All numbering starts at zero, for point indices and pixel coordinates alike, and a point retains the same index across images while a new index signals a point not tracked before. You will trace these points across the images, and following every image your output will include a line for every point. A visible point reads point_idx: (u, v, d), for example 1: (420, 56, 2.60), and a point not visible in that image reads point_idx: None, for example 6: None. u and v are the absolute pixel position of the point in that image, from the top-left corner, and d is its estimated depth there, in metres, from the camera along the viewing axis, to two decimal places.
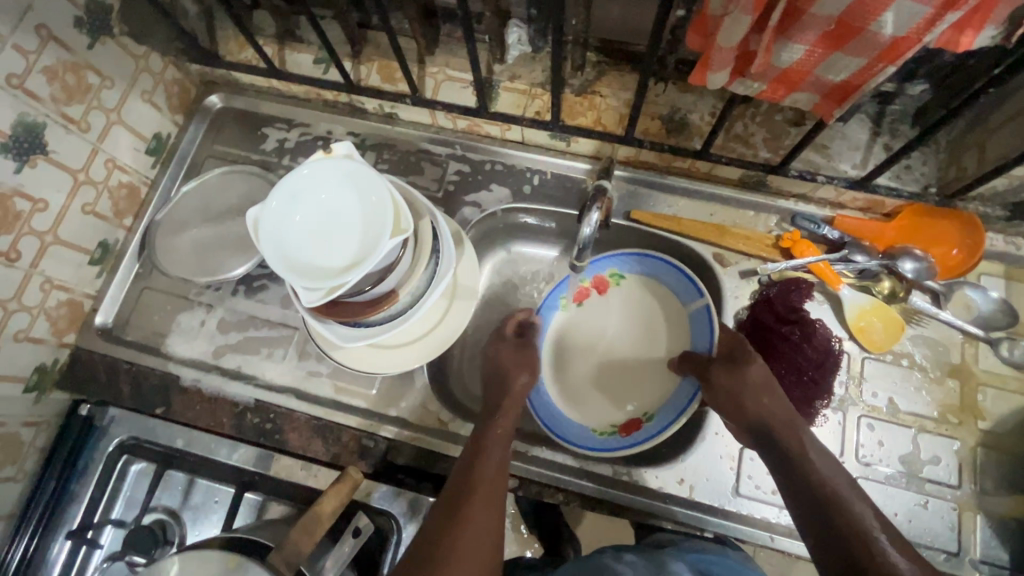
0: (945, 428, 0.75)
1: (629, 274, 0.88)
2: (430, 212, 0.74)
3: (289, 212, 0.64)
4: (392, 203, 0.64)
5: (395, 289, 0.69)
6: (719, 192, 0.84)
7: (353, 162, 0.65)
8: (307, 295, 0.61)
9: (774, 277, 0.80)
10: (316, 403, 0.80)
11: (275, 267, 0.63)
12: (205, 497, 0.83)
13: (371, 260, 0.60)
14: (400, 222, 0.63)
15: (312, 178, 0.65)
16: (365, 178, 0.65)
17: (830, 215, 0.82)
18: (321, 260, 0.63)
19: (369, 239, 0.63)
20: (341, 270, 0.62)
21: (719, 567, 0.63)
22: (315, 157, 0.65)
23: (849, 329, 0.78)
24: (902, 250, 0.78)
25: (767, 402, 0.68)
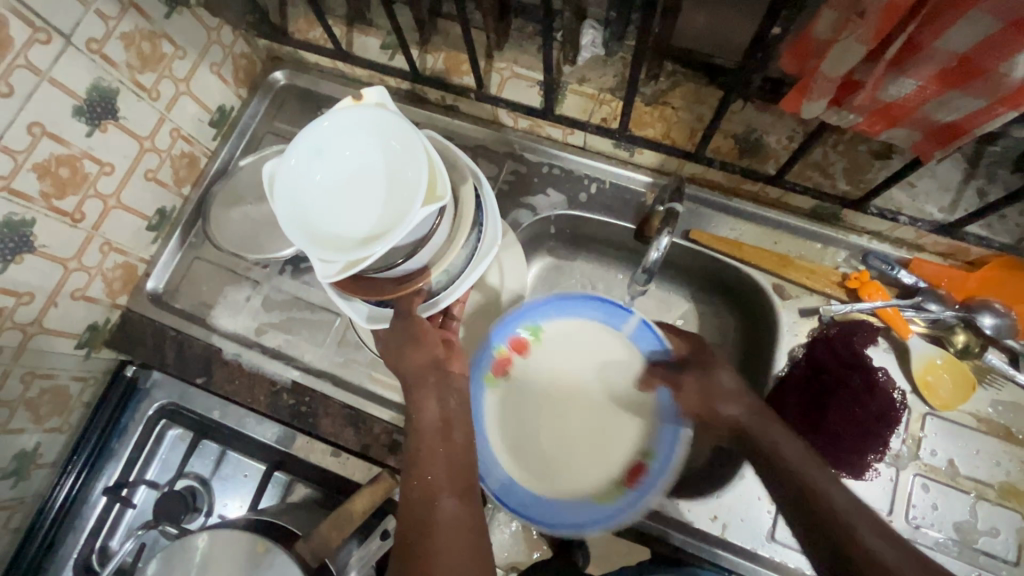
0: (1007, 500, 0.69)
1: (546, 327, 0.79)
2: (473, 179, 0.70)
3: (312, 170, 0.62)
4: (428, 165, 0.60)
5: (428, 266, 0.66)
6: (787, 220, 0.80)
7: (384, 114, 0.62)
8: (323, 268, 0.58)
9: (837, 318, 0.76)
10: (352, 391, 0.81)
11: (291, 232, 0.60)
12: (235, 469, 0.84)
13: (397, 233, 0.56)
14: (435, 188, 0.59)
15: (338, 134, 0.62)
16: (394, 137, 0.61)
17: (906, 258, 0.77)
18: (343, 227, 0.59)
19: (398, 203, 0.59)
20: (363, 241, 0.58)
21: None
22: (342, 108, 0.62)
23: (914, 382, 0.73)
24: (982, 303, 0.72)
25: (821, 497, 0.53)
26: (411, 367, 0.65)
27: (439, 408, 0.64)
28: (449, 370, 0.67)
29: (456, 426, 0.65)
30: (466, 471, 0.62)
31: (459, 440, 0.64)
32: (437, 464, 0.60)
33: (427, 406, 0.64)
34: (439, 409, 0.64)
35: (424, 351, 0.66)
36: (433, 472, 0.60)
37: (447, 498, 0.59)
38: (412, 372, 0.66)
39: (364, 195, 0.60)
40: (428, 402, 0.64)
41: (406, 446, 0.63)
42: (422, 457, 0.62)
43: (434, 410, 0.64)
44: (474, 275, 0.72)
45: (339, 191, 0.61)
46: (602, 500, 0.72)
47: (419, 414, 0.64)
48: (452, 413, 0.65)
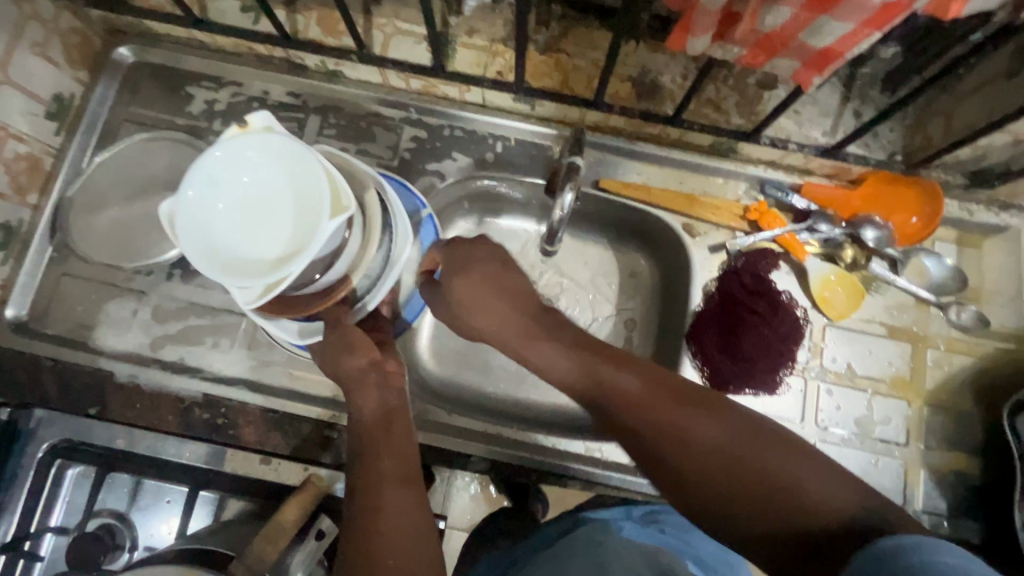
0: (896, 391, 0.78)
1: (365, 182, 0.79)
2: (376, 183, 0.68)
3: (209, 200, 0.59)
4: (328, 178, 0.59)
5: (347, 274, 0.65)
6: (690, 159, 0.81)
7: (273, 135, 0.60)
8: (243, 295, 0.58)
9: (743, 250, 0.80)
10: (272, 394, 0.75)
11: (200, 263, 0.58)
12: (153, 497, 0.78)
13: (310, 250, 0.56)
14: (339, 201, 0.59)
15: (231, 162, 0.59)
16: (292, 154, 0.60)
17: (798, 183, 0.81)
18: (258, 252, 0.59)
19: (307, 224, 0.59)
20: (279, 265, 0.58)
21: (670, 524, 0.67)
22: (229, 133, 0.59)
23: (814, 299, 0.79)
24: (864, 219, 0.78)
25: (618, 419, 0.55)
26: (347, 372, 0.63)
27: (379, 401, 0.63)
28: (386, 368, 0.66)
29: (395, 415, 0.64)
30: (406, 461, 0.60)
31: (397, 431, 0.62)
32: (381, 456, 0.60)
33: (363, 401, 0.63)
34: (379, 399, 0.63)
35: (356, 355, 0.64)
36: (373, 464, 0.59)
37: (393, 485, 0.58)
38: (347, 376, 0.64)
39: (276, 218, 0.60)
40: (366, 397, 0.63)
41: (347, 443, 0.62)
42: (364, 449, 0.61)
43: (372, 403, 0.63)
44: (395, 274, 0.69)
45: (247, 216, 0.60)
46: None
47: (358, 411, 0.63)
48: (393, 406, 0.64)
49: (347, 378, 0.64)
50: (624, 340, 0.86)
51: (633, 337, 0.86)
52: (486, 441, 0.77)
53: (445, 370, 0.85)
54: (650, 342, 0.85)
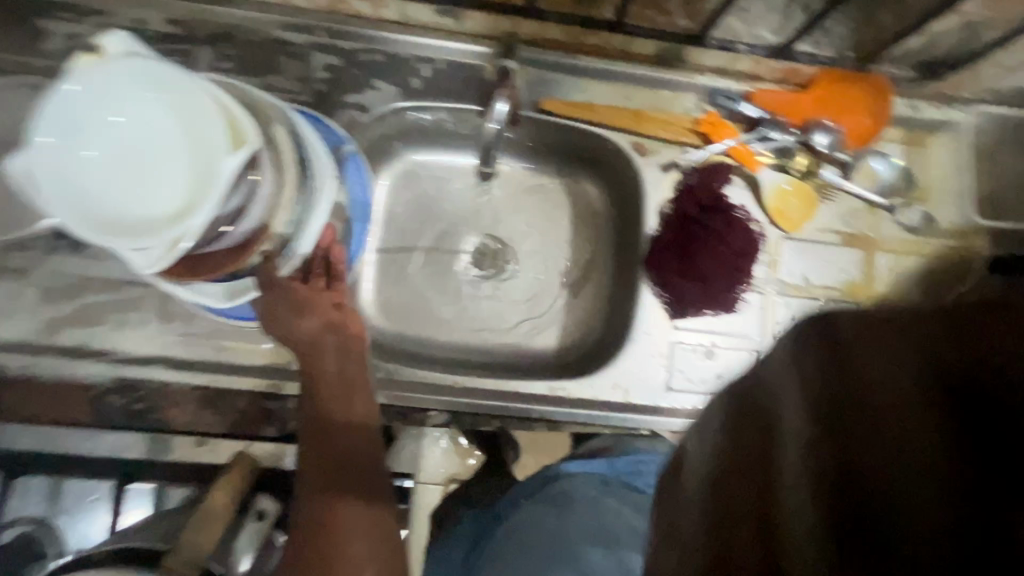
0: (851, 297, 0.77)
1: None
2: (282, 116, 0.58)
3: (72, 148, 0.48)
4: (220, 110, 0.50)
5: (265, 222, 0.55)
6: (637, 71, 0.75)
7: (141, 61, 0.49)
8: (138, 258, 0.48)
9: (696, 166, 0.76)
10: (196, 370, 0.66)
11: (75, 227, 0.48)
12: (79, 498, 0.71)
13: (211, 195, 0.47)
14: (239, 135, 0.50)
15: (94, 99, 0.49)
16: (169, 83, 0.50)
17: (747, 90, 0.76)
18: (147, 206, 0.49)
19: (204, 166, 0.49)
20: (177, 219, 0.49)
21: None
22: (83, 62, 0.48)
23: (768, 212, 0.76)
24: (815, 123, 0.75)
25: None
26: (302, 335, 0.61)
27: (337, 370, 0.62)
28: (347, 331, 0.63)
29: (359, 426, 0.61)
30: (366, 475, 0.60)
31: (360, 448, 0.61)
32: (342, 434, 0.60)
33: (322, 411, 0.60)
34: (339, 365, 0.62)
35: (313, 317, 0.61)
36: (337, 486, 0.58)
37: (348, 473, 0.59)
38: (306, 338, 0.62)
39: (160, 161, 0.50)
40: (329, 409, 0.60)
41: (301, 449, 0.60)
42: (317, 428, 0.60)
43: (330, 372, 0.61)
44: (321, 218, 0.60)
45: (123, 161, 0.49)
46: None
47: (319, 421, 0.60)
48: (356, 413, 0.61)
49: (308, 339, 0.62)
50: (579, 273, 0.83)
51: (590, 268, 0.83)
52: (444, 392, 0.72)
53: (394, 324, 0.79)
54: (609, 271, 0.82)
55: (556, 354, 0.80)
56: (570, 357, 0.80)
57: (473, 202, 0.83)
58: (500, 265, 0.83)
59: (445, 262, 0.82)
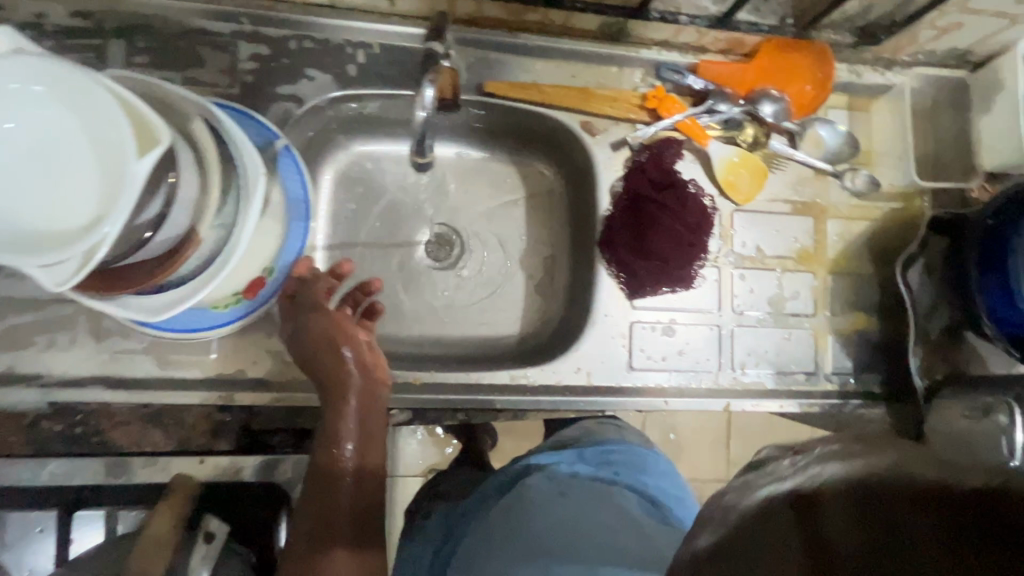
0: (803, 265, 0.78)
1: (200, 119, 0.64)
2: (202, 111, 0.55)
3: None
4: (124, 107, 0.46)
5: (192, 225, 0.52)
6: (581, 49, 0.74)
7: (28, 59, 0.45)
8: (49, 275, 0.44)
9: (646, 142, 0.75)
10: (137, 388, 0.63)
11: None
12: (23, 529, 0.67)
13: (122, 200, 0.44)
14: (148, 133, 0.46)
15: None
16: (63, 82, 0.45)
17: (693, 62, 0.76)
18: (56, 219, 0.45)
19: (112, 169, 0.45)
20: (89, 230, 0.45)
21: (619, 453, 0.69)
22: None
23: (719, 185, 0.76)
24: (761, 93, 0.76)
25: None
26: (325, 372, 0.59)
27: (354, 421, 0.58)
28: (372, 379, 0.60)
29: (371, 462, 0.59)
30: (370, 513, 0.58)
31: (368, 488, 0.58)
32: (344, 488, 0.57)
33: (331, 440, 0.58)
34: (357, 415, 0.59)
35: (333, 356, 0.59)
36: (337, 519, 0.56)
37: (344, 527, 0.56)
38: (325, 374, 0.60)
39: (67, 169, 0.46)
40: (339, 441, 0.58)
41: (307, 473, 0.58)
42: (329, 478, 0.57)
43: (346, 424, 0.58)
44: (253, 217, 0.55)
45: (25, 173, 0.46)
46: (217, 308, 0.60)
47: (324, 452, 0.58)
48: (370, 452, 0.59)
49: (333, 377, 0.59)
50: (537, 258, 0.81)
51: (547, 252, 0.82)
52: (403, 390, 0.70)
53: None
54: (566, 254, 0.81)
55: (517, 341, 0.79)
56: (531, 343, 0.79)
57: (422, 192, 0.81)
58: (456, 255, 0.81)
59: (398, 256, 0.80)
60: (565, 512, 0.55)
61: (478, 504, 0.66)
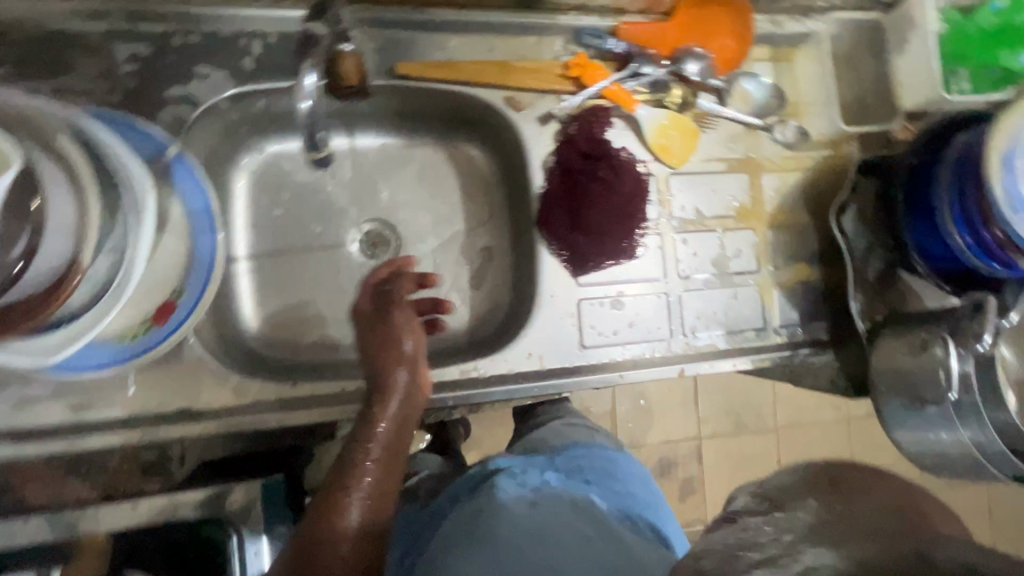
0: (743, 223, 0.78)
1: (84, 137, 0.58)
2: (70, 125, 0.49)
3: None
4: None
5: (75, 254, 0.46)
6: (495, 21, 0.70)
7: None
8: None
9: (573, 112, 0.72)
10: (46, 439, 0.57)
11: None
12: None
13: None
14: None
15: None
16: None
17: (613, 25, 0.73)
18: None
19: None
20: None
21: (585, 457, 0.71)
22: None
23: (652, 150, 0.75)
24: (685, 52, 0.73)
25: None
26: (372, 369, 0.61)
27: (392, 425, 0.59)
28: (416, 393, 0.61)
29: (386, 485, 0.59)
30: (370, 533, 0.57)
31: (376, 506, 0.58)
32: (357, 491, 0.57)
33: (358, 448, 0.59)
34: (395, 422, 0.60)
35: (386, 358, 0.61)
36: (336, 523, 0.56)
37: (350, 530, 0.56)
38: (371, 371, 0.61)
39: None
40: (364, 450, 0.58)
41: (328, 473, 0.59)
42: (348, 471, 0.58)
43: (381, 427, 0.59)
44: (144, 238, 0.50)
45: None
46: (124, 341, 0.55)
47: (346, 458, 0.58)
48: (391, 465, 0.60)
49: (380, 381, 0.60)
50: (476, 244, 0.79)
51: (487, 238, 0.79)
52: (347, 400, 0.65)
53: (288, 334, 0.73)
54: (506, 237, 0.78)
55: (468, 333, 0.77)
56: (480, 333, 0.77)
57: (348, 188, 0.77)
58: (393, 250, 0.77)
59: (330, 258, 0.76)
60: (538, 519, 0.54)
61: (446, 502, 0.65)
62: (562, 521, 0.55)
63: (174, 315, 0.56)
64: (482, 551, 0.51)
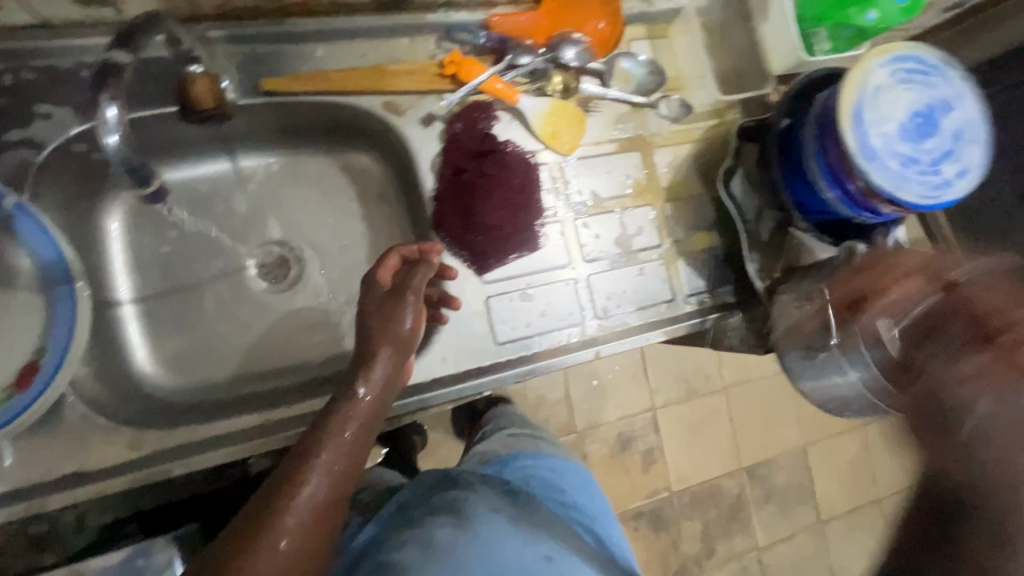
0: (642, 200, 0.79)
1: None
2: None
3: None
4: None
5: None
6: (361, 26, 0.68)
7: None
8: None
9: (456, 110, 0.72)
10: None
11: None
12: None
13: None
14: None
15: None
16: None
17: (484, 19, 0.73)
18: None
19: None
20: None
21: (535, 468, 0.72)
22: None
23: (541, 139, 0.75)
24: (560, 38, 0.74)
25: None
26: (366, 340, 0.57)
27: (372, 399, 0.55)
28: (400, 369, 0.58)
29: (352, 471, 0.53)
30: (328, 514, 0.50)
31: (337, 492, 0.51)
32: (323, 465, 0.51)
33: (336, 417, 0.53)
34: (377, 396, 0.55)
35: (380, 331, 0.57)
36: (298, 493, 0.49)
37: (308, 504, 0.49)
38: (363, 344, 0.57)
39: None
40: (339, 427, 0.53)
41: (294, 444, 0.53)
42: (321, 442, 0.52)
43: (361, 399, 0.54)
44: None
45: None
46: None
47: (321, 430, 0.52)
48: (362, 445, 0.54)
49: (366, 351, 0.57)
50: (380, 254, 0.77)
51: (391, 246, 0.77)
52: (258, 433, 0.62)
53: (190, 374, 0.70)
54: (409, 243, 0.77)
55: None
56: None
57: (237, 213, 0.74)
58: (295, 271, 0.75)
59: (226, 287, 0.73)
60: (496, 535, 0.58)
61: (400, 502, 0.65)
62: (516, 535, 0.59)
63: (39, 377, 0.53)
64: (441, 565, 0.55)
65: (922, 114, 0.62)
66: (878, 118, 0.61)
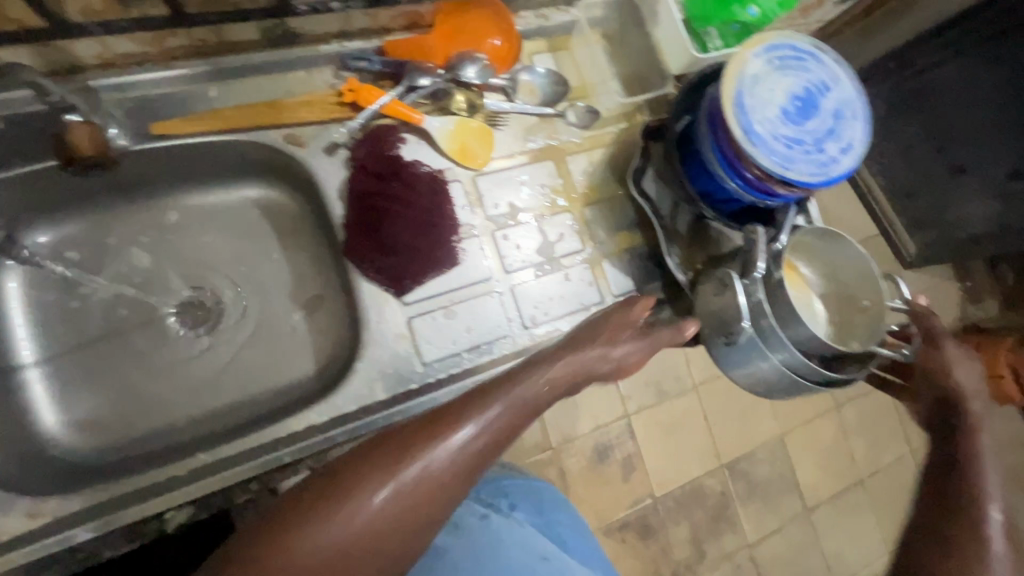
0: (560, 207, 0.80)
1: None
2: None
3: None
4: None
5: None
6: (253, 63, 0.69)
7: None
8: None
9: (359, 134, 0.72)
10: None
11: None
12: None
13: None
14: None
15: None
16: None
17: (379, 45, 0.74)
18: None
19: None
20: None
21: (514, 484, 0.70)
22: None
23: (450, 157, 0.76)
24: (458, 58, 0.76)
25: None
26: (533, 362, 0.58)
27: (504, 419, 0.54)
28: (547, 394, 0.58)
29: (460, 477, 0.52)
30: (430, 495, 0.50)
31: (438, 482, 0.50)
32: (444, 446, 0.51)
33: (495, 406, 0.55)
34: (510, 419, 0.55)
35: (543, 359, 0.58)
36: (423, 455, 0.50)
37: (418, 472, 0.50)
38: (525, 362, 0.59)
39: None
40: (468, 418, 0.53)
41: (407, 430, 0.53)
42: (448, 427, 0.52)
43: (494, 414, 0.54)
44: None
45: None
46: None
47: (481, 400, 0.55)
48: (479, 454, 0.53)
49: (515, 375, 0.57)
50: (301, 287, 0.76)
51: (312, 277, 0.76)
52: (169, 487, 0.60)
53: (103, 433, 0.66)
54: (330, 273, 0.76)
55: (313, 380, 0.73)
56: (324, 378, 0.73)
57: (144, 262, 0.72)
58: (210, 313, 0.73)
59: (138, 338, 0.70)
60: (489, 541, 0.61)
61: None
62: (507, 542, 0.61)
63: None
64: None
65: (801, 97, 0.65)
66: (758, 104, 0.63)
